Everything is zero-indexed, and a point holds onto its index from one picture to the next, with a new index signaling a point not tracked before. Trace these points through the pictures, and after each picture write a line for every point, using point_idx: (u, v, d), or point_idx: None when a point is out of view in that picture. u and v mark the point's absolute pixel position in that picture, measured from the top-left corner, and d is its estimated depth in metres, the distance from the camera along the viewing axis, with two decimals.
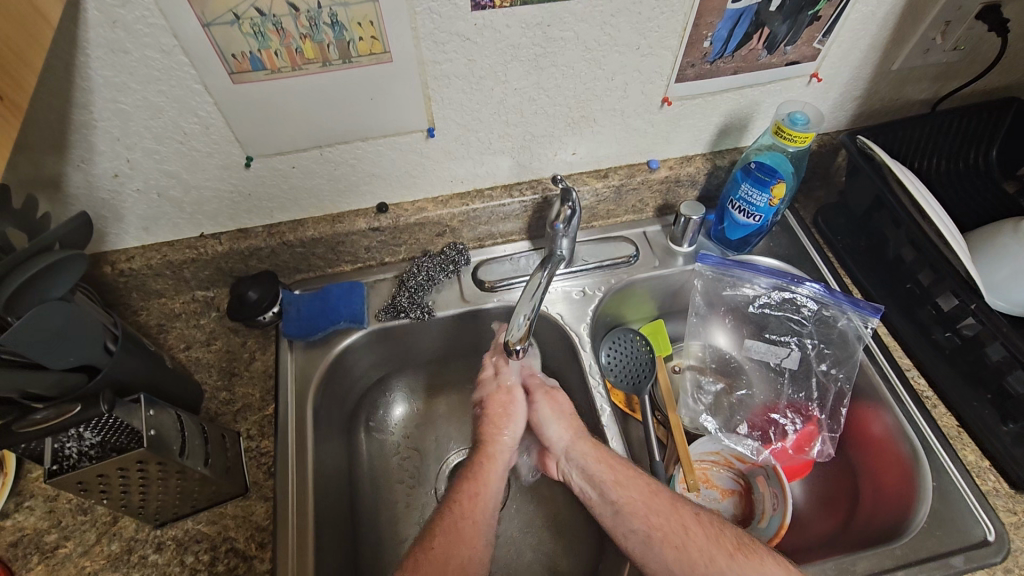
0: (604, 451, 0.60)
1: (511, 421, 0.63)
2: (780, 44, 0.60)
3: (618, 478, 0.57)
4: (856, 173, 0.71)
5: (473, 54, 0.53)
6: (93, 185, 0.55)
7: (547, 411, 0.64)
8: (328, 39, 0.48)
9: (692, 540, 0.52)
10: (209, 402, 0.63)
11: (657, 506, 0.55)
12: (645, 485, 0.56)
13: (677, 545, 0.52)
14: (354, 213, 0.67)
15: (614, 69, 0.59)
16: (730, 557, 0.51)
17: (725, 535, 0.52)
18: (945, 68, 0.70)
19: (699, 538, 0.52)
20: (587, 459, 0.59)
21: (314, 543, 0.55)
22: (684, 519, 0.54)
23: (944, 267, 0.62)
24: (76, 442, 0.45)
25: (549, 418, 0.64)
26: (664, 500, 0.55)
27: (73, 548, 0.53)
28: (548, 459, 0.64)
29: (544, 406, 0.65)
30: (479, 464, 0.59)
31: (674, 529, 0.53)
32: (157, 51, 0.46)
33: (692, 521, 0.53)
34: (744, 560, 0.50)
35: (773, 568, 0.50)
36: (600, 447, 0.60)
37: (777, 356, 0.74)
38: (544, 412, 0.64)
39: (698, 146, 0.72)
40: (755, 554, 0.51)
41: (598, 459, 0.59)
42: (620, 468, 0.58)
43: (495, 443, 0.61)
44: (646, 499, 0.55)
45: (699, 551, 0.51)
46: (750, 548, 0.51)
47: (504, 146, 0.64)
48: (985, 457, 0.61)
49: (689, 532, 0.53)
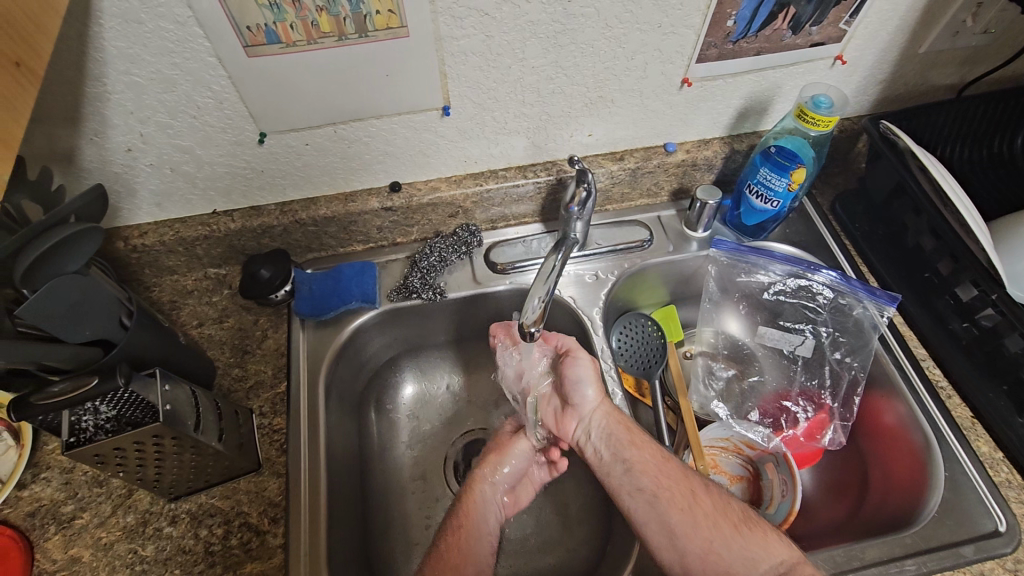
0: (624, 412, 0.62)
1: (508, 461, 0.64)
2: (804, 25, 0.59)
3: (634, 440, 0.59)
4: (877, 158, 0.69)
5: (492, 30, 0.52)
6: (107, 159, 0.54)
7: (587, 370, 0.63)
8: (345, 12, 0.47)
9: (699, 506, 0.54)
10: (223, 377, 0.63)
11: (669, 471, 0.56)
12: (658, 450, 0.58)
13: (683, 507, 0.54)
14: (366, 191, 0.66)
15: (635, 48, 0.57)
16: (735, 529, 0.52)
17: (731, 508, 0.54)
18: (973, 52, 0.68)
19: (705, 505, 0.54)
20: (608, 419, 0.61)
21: (326, 519, 0.55)
22: (694, 486, 0.55)
23: (964, 254, 0.60)
24: (92, 416, 0.44)
25: (586, 377, 0.62)
26: (675, 466, 0.57)
27: (90, 520, 0.54)
28: (565, 415, 0.64)
29: (585, 364, 0.63)
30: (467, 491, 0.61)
31: (683, 496, 0.54)
32: (171, 21, 0.45)
33: (700, 489, 0.55)
34: (747, 533, 0.52)
35: (775, 542, 0.51)
36: (622, 413, 0.62)
37: (791, 343, 0.74)
38: (584, 371, 0.62)
39: (716, 129, 0.70)
40: (759, 528, 0.53)
41: (618, 419, 0.61)
42: (637, 429, 0.60)
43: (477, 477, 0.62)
44: (658, 462, 0.57)
45: (705, 515, 0.53)
46: (754, 521, 0.53)
47: (519, 125, 0.63)
48: (999, 449, 0.60)
49: (696, 497, 0.54)
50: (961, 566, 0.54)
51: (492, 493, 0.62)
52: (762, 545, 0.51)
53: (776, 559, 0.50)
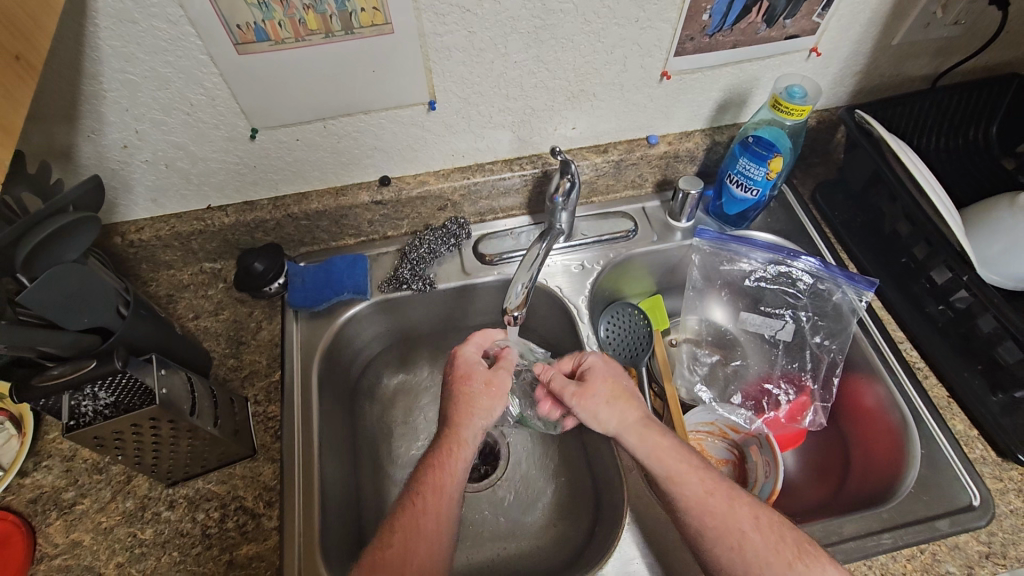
0: (655, 433, 0.55)
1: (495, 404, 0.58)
2: (778, 17, 0.60)
3: (672, 474, 0.53)
4: (854, 148, 0.71)
5: (474, 26, 0.54)
6: (103, 155, 0.56)
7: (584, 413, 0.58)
8: (331, 10, 0.49)
9: (750, 546, 0.50)
10: (218, 367, 0.64)
11: (713, 506, 0.51)
12: (700, 483, 0.52)
13: (732, 546, 0.50)
14: (357, 185, 0.68)
15: (614, 42, 0.59)
16: (789, 568, 0.48)
17: (785, 544, 0.50)
18: (945, 43, 0.70)
19: (757, 543, 0.50)
20: (640, 449, 0.55)
21: (319, 503, 0.57)
22: (742, 523, 0.51)
23: (939, 241, 0.63)
24: (92, 402, 0.46)
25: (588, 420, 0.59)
26: (720, 501, 0.52)
27: (90, 505, 0.56)
28: None
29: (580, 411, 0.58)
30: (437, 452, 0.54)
31: (731, 531, 0.50)
32: (164, 21, 0.47)
33: (749, 525, 0.50)
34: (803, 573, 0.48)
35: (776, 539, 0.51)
36: (653, 437, 0.55)
37: (772, 328, 0.76)
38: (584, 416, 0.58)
39: (697, 122, 0.72)
40: (817, 567, 0.48)
41: (648, 449, 0.54)
42: (675, 458, 0.54)
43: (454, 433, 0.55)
44: (700, 497, 0.52)
45: (757, 557, 0.49)
46: (811, 556, 0.49)
47: (504, 119, 0.65)
48: (974, 426, 0.62)
49: (746, 537, 0.50)
50: (936, 539, 0.56)
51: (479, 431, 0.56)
52: None
53: None
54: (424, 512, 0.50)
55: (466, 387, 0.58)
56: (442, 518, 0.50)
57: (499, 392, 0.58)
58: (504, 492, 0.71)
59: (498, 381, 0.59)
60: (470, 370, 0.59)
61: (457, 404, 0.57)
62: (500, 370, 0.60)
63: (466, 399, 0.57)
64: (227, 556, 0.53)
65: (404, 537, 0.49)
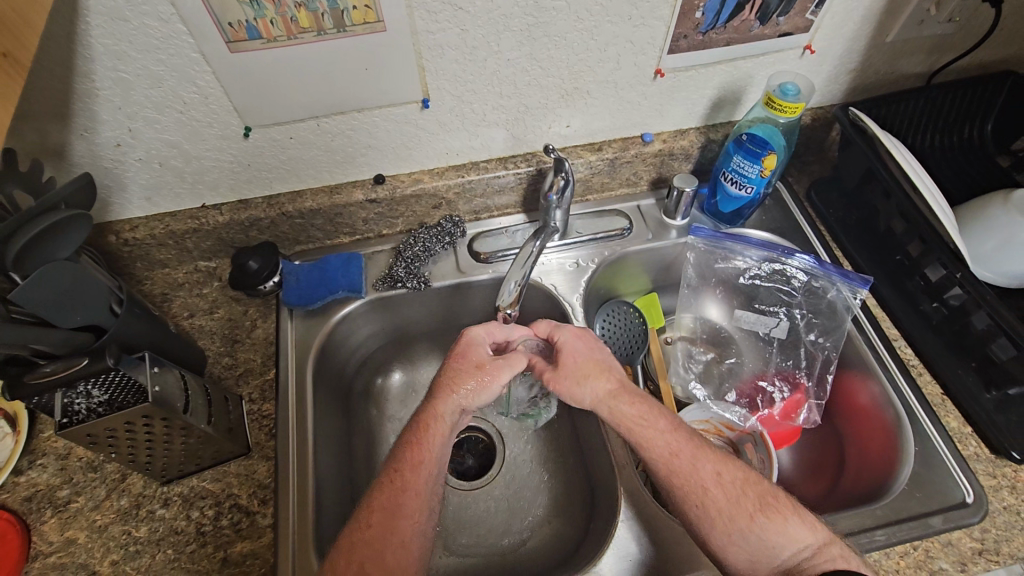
0: (622, 404, 0.57)
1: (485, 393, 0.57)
2: (772, 14, 0.60)
3: (641, 441, 0.55)
4: (848, 145, 0.71)
5: (466, 24, 0.54)
6: (97, 153, 0.56)
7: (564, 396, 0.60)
8: (323, 8, 0.49)
9: (713, 501, 0.52)
10: (213, 366, 0.65)
11: (677, 466, 0.53)
12: (666, 446, 0.54)
13: (697, 503, 0.52)
14: (352, 184, 0.68)
15: (606, 40, 0.59)
16: (751, 519, 0.51)
17: (746, 498, 0.52)
18: (939, 40, 0.70)
19: (718, 497, 0.52)
20: (611, 418, 0.57)
21: (313, 501, 0.57)
22: (704, 480, 0.53)
23: (932, 239, 0.62)
24: (85, 400, 0.46)
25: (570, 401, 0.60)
26: (684, 461, 0.54)
27: (85, 503, 0.56)
28: None
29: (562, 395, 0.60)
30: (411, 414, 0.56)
31: (695, 489, 0.53)
32: (156, 19, 0.47)
33: (711, 481, 0.53)
34: (765, 523, 0.51)
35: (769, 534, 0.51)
36: (619, 409, 0.57)
37: (766, 325, 0.76)
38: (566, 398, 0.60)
39: (691, 120, 0.72)
40: (779, 516, 0.51)
41: (615, 420, 0.57)
42: (640, 427, 0.55)
43: (431, 413, 0.55)
44: (667, 460, 0.54)
45: (720, 510, 0.52)
46: (772, 508, 0.52)
47: (498, 118, 0.65)
48: (968, 424, 0.62)
49: (708, 492, 0.52)
50: (929, 536, 0.56)
51: (457, 411, 0.56)
52: (781, 531, 0.50)
53: (801, 544, 0.50)
54: (403, 486, 0.51)
55: (457, 363, 0.58)
56: (422, 494, 0.52)
57: (491, 380, 0.57)
58: (499, 491, 0.71)
59: (494, 369, 0.58)
60: (469, 348, 0.59)
61: (444, 379, 0.57)
62: (500, 360, 0.59)
63: (454, 379, 0.57)
64: (222, 554, 0.54)
65: (384, 517, 0.50)
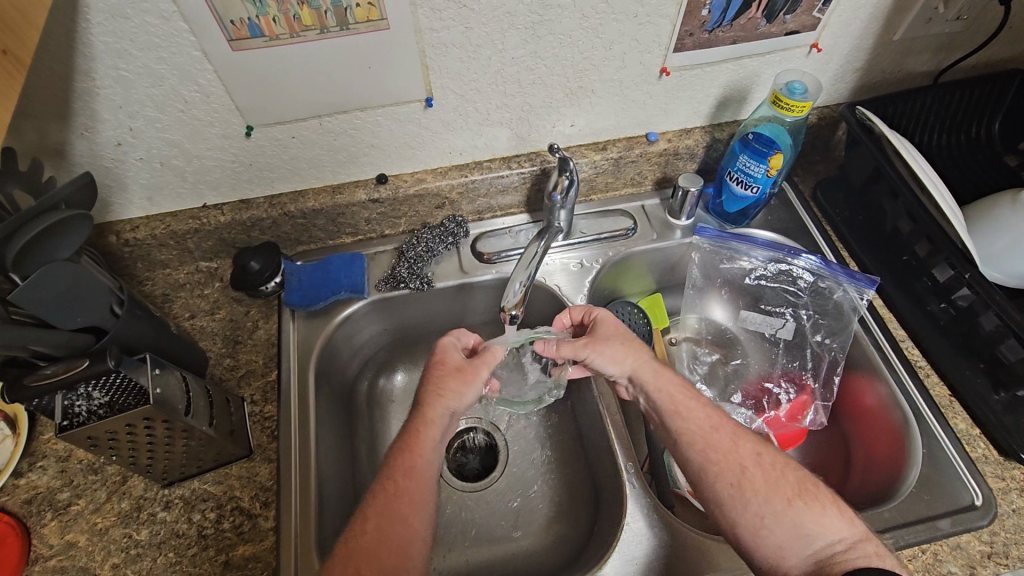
0: (666, 372, 0.60)
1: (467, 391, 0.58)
2: (778, 12, 0.60)
3: (678, 407, 0.57)
4: (856, 144, 0.70)
5: (470, 22, 0.54)
6: (97, 153, 0.56)
7: (599, 361, 0.61)
8: (325, 5, 0.48)
9: (749, 481, 0.52)
10: (214, 367, 0.64)
11: (716, 441, 0.54)
12: (706, 420, 0.56)
13: (732, 482, 0.52)
14: (354, 183, 0.68)
15: (612, 38, 0.59)
16: (787, 503, 0.50)
17: (784, 482, 0.52)
18: (947, 38, 0.69)
19: (757, 478, 0.52)
20: (650, 383, 0.59)
21: (315, 504, 0.56)
22: (743, 458, 0.53)
23: (940, 240, 0.62)
24: (86, 401, 0.46)
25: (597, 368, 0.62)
26: (724, 435, 0.55)
27: (85, 506, 0.55)
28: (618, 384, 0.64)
29: (598, 361, 0.61)
30: (417, 416, 0.56)
31: (733, 468, 0.53)
32: (157, 16, 0.46)
33: (750, 462, 0.53)
34: (802, 507, 0.50)
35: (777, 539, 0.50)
36: (665, 375, 0.60)
37: (772, 326, 0.75)
38: (598, 364, 0.61)
39: (696, 118, 0.72)
40: (815, 503, 0.50)
41: (656, 385, 0.59)
42: (681, 396, 0.58)
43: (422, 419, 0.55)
44: (706, 434, 0.55)
45: (756, 491, 0.51)
46: (811, 495, 0.51)
47: (501, 117, 0.64)
48: (976, 426, 0.61)
49: (747, 474, 0.52)
50: (938, 539, 0.55)
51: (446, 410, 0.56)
52: (818, 519, 0.50)
53: (833, 536, 0.49)
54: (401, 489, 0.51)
55: (449, 376, 0.58)
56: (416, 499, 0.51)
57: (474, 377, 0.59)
58: (503, 493, 0.70)
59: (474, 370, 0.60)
60: (446, 354, 0.60)
61: (432, 383, 0.58)
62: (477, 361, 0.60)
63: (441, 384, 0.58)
64: (223, 556, 0.53)
65: (387, 524, 0.49)
